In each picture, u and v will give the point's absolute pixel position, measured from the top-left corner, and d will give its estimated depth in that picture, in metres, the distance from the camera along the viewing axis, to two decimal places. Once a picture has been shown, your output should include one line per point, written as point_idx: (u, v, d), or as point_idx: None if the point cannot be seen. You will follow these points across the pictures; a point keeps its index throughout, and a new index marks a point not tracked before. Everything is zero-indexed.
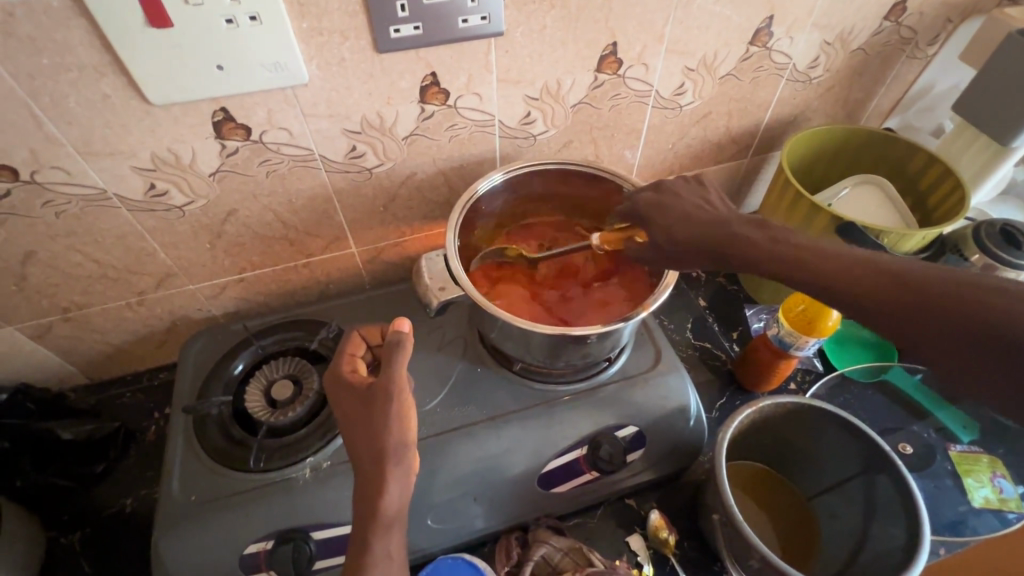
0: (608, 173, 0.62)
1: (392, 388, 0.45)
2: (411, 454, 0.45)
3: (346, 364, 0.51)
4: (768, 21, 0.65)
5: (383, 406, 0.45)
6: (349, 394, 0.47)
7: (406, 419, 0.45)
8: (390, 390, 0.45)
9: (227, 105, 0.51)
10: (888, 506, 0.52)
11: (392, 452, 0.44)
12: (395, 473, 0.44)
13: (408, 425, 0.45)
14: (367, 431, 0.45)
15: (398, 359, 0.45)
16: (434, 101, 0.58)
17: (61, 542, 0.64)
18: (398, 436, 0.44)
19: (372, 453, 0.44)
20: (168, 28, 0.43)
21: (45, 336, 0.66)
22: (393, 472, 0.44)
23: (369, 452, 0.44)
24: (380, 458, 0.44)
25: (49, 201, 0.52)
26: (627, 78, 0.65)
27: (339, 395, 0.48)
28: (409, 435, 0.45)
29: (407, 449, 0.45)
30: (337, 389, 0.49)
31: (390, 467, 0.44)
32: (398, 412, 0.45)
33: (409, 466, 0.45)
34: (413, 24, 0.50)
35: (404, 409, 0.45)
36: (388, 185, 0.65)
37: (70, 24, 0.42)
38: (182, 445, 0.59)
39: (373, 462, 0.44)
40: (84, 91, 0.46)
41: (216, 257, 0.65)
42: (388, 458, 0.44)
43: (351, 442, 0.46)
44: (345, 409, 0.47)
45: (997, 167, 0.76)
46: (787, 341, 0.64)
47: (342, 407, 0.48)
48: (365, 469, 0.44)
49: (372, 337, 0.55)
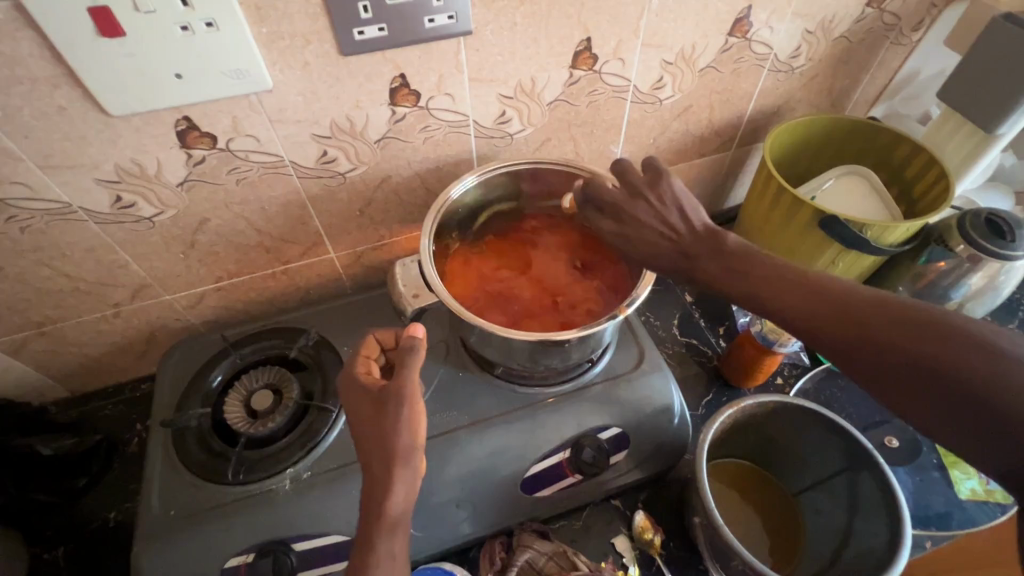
0: (584, 171, 0.61)
1: (405, 391, 0.44)
2: (420, 456, 0.45)
3: (360, 365, 0.50)
4: (748, 11, 0.63)
5: (395, 408, 0.44)
6: (363, 397, 0.46)
7: (416, 422, 0.45)
8: (403, 393, 0.44)
9: (189, 114, 0.49)
10: (871, 503, 0.52)
11: (403, 453, 0.43)
12: (402, 474, 0.43)
13: (419, 428, 0.45)
14: (378, 433, 0.44)
15: (411, 363, 0.44)
16: (405, 103, 0.57)
17: (44, 559, 0.64)
18: (408, 439, 0.44)
19: (380, 453, 0.44)
20: (120, 37, 0.42)
21: (21, 351, 0.65)
22: (400, 471, 0.43)
23: (379, 455, 0.44)
24: (389, 460, 0.43)
25: (12, 216, 0.51)
26: (604, 73, 0.63)
27: (351, 397, 0.47)
28: (420, 439, 0.45)
29: (416, 452, 0.44)
30: (349, 392, 0.48)
31: (397, 468, 0.43)
32: (409, 416, 0.44)
33: (417, 468, 0.45)
34: (378, 25, 0.49)
35: (416, 413, 0.45)
36: (364, 188, 0.64)
37: (17, 35, 0.40)
38: (161, 458, 0.59)
39: (382, 464, 0.43)
40: (39, 103, 0.44)
41: (190, 266, 0.64)
42: (396, 461, 0.43)
43: (361, 444, 0.45)
44: (356, 413, 0.46)
45: (983, 154, 0.74)
46: (771, 337, 0.65)
47: (354, 408, 0.47)
48: (373, 471, 0.44)
49: (386, 340, 0.53)
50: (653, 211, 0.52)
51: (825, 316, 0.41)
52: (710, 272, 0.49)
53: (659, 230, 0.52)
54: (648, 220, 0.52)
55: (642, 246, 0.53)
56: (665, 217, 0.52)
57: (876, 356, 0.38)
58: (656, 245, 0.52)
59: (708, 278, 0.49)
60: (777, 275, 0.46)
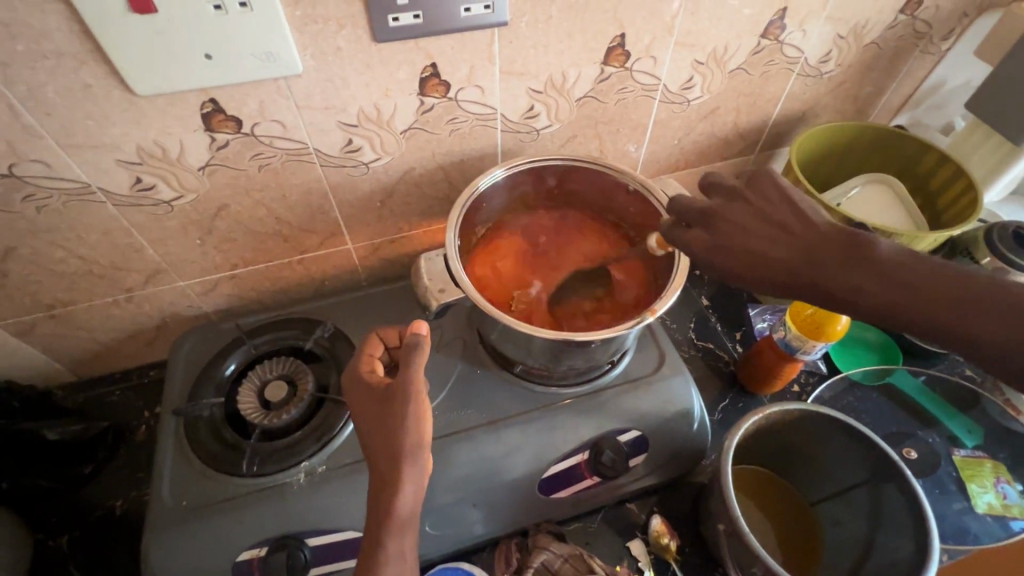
0: (614, 170, 0.60)
1: (411, 388, 0.44)
2: (427, 455, 0.44)
3: (365, 364, 0.49)
4: (782, 13, 0.63)
5: (401, 406, 0.43)
6: (367, 396, 0.46)
7: (423, 418, 0.44)
8: (408, 388, 0.44)
9: (215, 96, 0.48)
10: (895, 515, 0.52)
11: (409, 451, 0.42)
12: (410, 474, 0.42)
13: (425, 426, 0.44)
14: (384, 431, 0.43)
15: (416, 360, 0.44)
16: (434, 94, 0.56)
17: (49, 545, 0.63)
18: (415, 437, 0.43)
19: (387, 452, 0.42)
20: (151, 14, 0.41)
21: (29, 333, 0.63)
22: (408, 471, 0.42)
23: (386, 454, 0.42)
24: (395, 458, 0.42)
25: (29, 195, 0.50)
26: (635, 71, 0.62)
27: (356, 397, 0.46)
28: (426, 437, 0.44)
29: (422, 450, 0.43)
30: (354, 391, 0.47)
31: (406, 467, 0.42)
32: (415, 413, 0.43)
33: (425, 469, 0.43)
34: (413, 12, 0.48)
35: (422, 408, 0.44)
36: (386, 179, 0.63)
37: (45, 7, 0.39)
38: (172, 447, 0.58)
39: (389, 463, 0.42)
40: (63, 80, 0.43)
41: (206, 253, 0.62)
42: (403, 459, 0.42)
43: (366, 443, 0.44)
44: (361, 412, 0.46)
45: (1010, 166, 0.74)
46: (793, 345, 0.63)
47: (359, 408, 0.46)
48: (380, 470, 0.43)
49: (391, 338, 0.52)
50: (759, 218, 0.43)
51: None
52: (888, 290, 0.38)
53: (776, 236, 0.42)
54: (754, 226, 0.43)
55: (762, 255, 0.42)
56: (774, 219, 0.43)
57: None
58: (778, 256, 0.41)
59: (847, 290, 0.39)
60: (970, 297, 0.36)
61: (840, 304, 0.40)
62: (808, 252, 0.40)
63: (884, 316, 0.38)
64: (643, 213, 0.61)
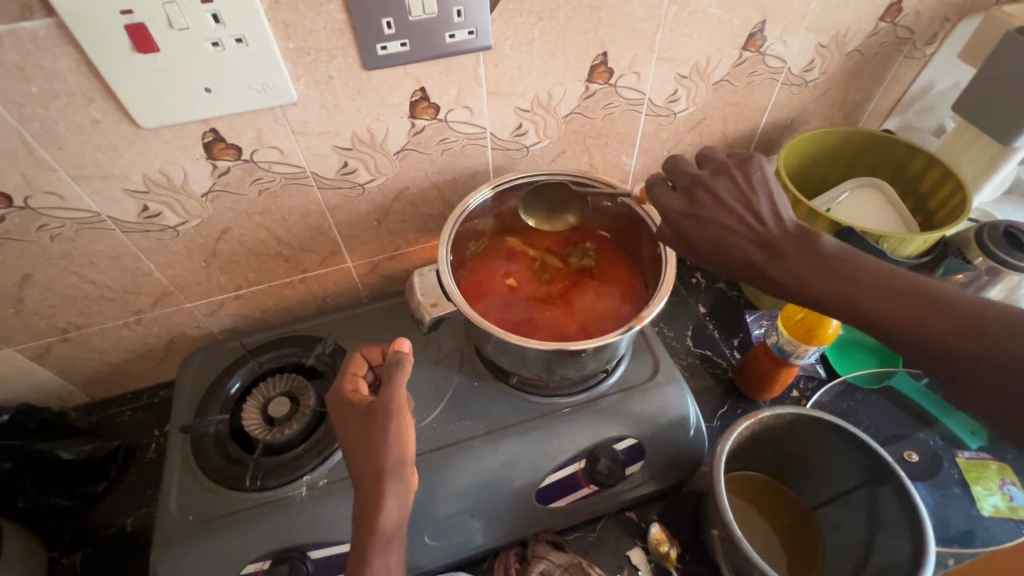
0: (601, 183, 0.62)
1: (393, 405, 0.45)
2: (410, 470, 0.45)
3: (347, 384, 0.50)
4: (762, 25, 0.64)
5: (384, 422, 0.45)
6: (351, 414, 0.47)
7: (405, 434, 0.46)
8: (390, 406, 0.45)
9: (216, 126, 0.51)
10: (892, 519, 0.51)
11: (392, 468, 0.44)
12: (394, 488, 0.44)
13: (407, 442, 0.46)
14: (367, 448, 0.45)
15: (398, 378, 0.45)
16: (424, 116, 0.58)
17: (62, 563, 0.64)
18: (397, 452, 0.44)
19: (372, 469, 0.44)
20: (154, 52, 0.43)
21: (44, 357, 0.66)
22: (390, 487, 0.44)
23: (370, 471, 0.44)
24: (378, 474, 0.44)
25: (43, 224, 0.53)
26: (619, 87, 0.64)
27: (341, 414, 0.48)
28: (409, 453, 0.46)
29: (406, 466, 0.45)
30: (339, 411, 0.48)
31: (389, 484, 0.43)
32: (397, 430, 0.45)
33: (409, 482, 0.45)
34: (400, 40, 0.50)
35: (404, 425, 0.46)
36: (382, 200, 0.65)
37: (56, 51, 0.42)
38: (179, 464, 0.59)
39: (373, 480, 0.44)
40: (74, 117, 0.46)
41: (212, 275, 0.65)
42: (386, 478, 0.44)
43: (350, 461, 0.46)
44: (345, 430, 0.47)
45: (1000, 167, 0.74)
46: (787, 350, 0.64)
47: (342, 426, 0.47)
48: (364, 488, 0.44)
49: (374, 356, 0.53)
50: (730, 207, 0.48)
51: (942, 325, 0.39)
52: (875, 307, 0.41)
53: (744, 237, 0.47)
54: (716, 227, 0.48)
55: (713, 248, 0.48)
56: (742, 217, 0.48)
57: (1006, 373, 0.36)
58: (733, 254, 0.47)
59: (796, 281, 0.45)
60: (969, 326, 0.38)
61: (801, 286, 0.45)
62: (767, 255, 0.46)
63: (835, 299, 0.43)
64: (630, 223, 0.63)
